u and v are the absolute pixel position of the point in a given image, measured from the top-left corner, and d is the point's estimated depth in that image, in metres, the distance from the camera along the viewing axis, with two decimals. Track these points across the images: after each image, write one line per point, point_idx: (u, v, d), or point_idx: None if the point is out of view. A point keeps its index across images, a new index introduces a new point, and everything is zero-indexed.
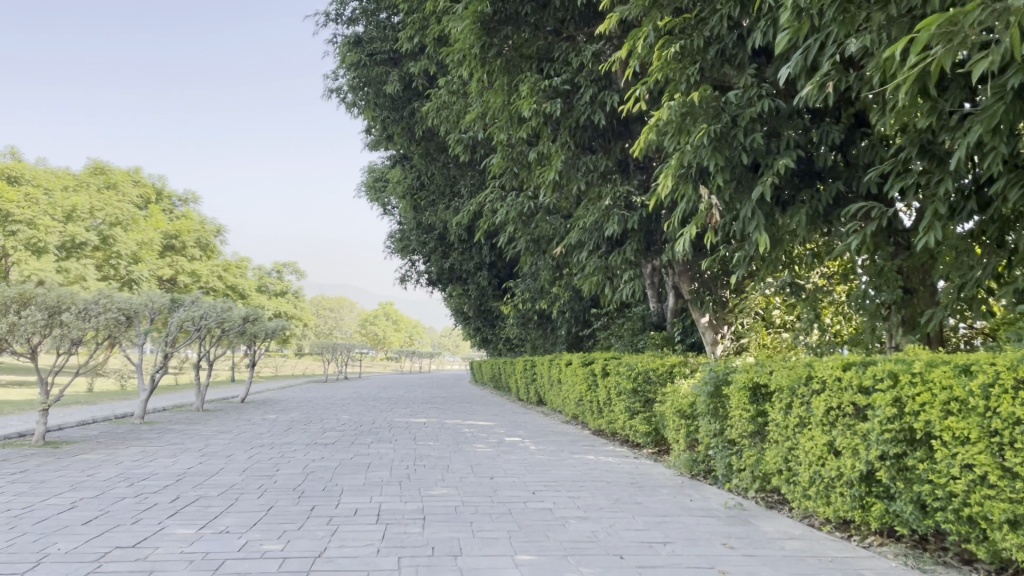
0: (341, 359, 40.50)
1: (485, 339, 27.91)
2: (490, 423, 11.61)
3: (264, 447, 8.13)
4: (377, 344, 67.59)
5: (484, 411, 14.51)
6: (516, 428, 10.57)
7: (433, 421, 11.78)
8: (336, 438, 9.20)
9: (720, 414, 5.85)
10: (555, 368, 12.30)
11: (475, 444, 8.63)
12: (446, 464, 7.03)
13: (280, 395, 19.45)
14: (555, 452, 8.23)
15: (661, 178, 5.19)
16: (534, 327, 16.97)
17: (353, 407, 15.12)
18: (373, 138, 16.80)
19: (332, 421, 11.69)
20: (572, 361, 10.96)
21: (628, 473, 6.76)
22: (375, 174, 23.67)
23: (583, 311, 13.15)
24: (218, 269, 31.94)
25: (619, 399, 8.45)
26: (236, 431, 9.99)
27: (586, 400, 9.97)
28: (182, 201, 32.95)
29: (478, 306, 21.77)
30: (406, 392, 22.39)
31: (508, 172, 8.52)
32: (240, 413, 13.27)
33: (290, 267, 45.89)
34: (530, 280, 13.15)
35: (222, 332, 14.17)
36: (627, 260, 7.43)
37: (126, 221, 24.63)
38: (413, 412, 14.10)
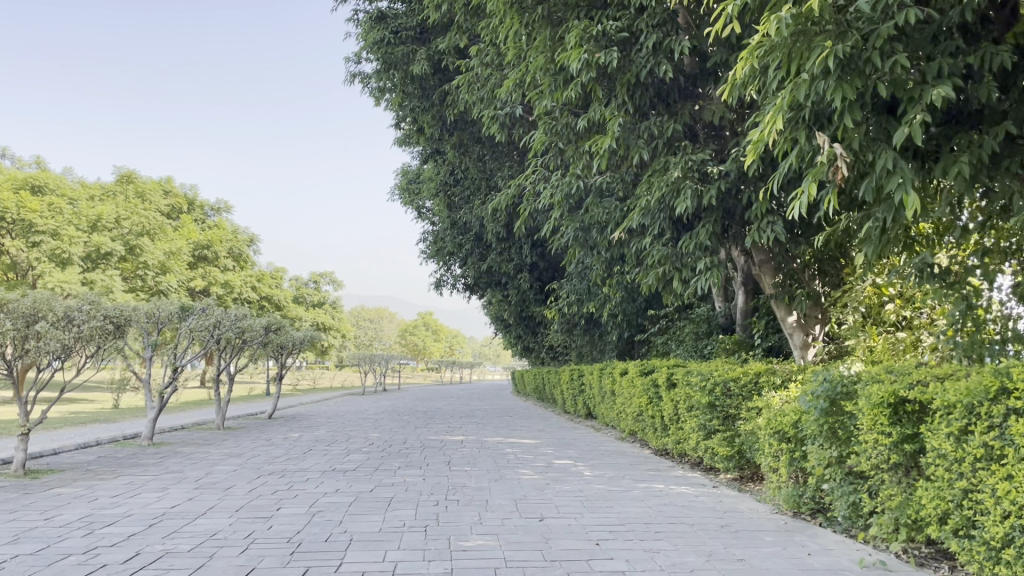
0: (379, 371, 39.59)
1: (527, 348, 26.68)
2: (535, 441, 10.31)
3: (272, 476, 6.95)
4: (416, 355, 66.79)
5: (529, 426, 13.23)
6: (564, 448, 9.26)
7: (472, 440, 10.52)
8: (360, 463, 8.01)
9: (839, 437, 4.52)
10: (607, 377, 11.00)
11: (519, 469, 7.35)
12: (485, 497, 5.77)
13: (311, 410, 18.42)
14: (614, 478, 6.91)
15: (764, 125, 3.90)
16: (580, 333, 15.71)
17: (387, 423, 13.93)
18: (403, 132, 15.73)
19: (360, 439, 10.52)
20: (627, 371, 9.65)
21: (712, 509, 5.42)
22: (409, 176, 22.68)
23: (636, 313, 11.85)
24: (251, 280, 31.22)
25: (690, 416, 7.13)
26: (249, 454, 8.85)
27: (647, 416, 8.63)
28: (216, 211, 32.40)
29: (518, 312, 20.55)
30: (445, 405, 21.24)
31: (552, 149, 7.28)
32: (263, 431, 12.19)
33: (328, 278, 45.24)
34: (577, 281, 11.87)
35: (244, 344, 13.13)
36: (702, 246, 6.07)
37: (155, 232, 23.92)
38: (450, 428, 12.87)
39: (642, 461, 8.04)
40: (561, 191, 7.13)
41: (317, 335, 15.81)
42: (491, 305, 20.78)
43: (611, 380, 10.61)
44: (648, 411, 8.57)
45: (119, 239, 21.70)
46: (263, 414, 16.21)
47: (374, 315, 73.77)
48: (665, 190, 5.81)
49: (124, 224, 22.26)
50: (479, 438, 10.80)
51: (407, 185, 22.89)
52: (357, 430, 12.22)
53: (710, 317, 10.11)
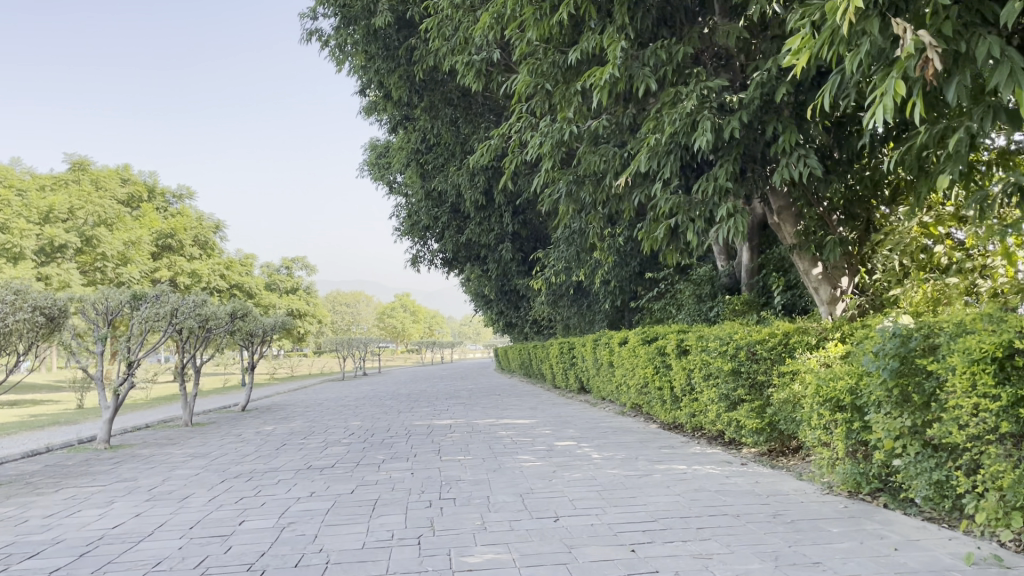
0: (358, 356, 38.65)
1: (509, 323, 25.89)
2: (530, 421, 9.50)
3: (238, 480, 6.07)
4: (395, 337, 65.88)
5: (519, 405, 12.45)
6: (564, 428, 8.45)
7: (460, 424, 9.69)
8: (339, 457, 7.14)
9: (914, 403, 3.75)
10: (603, 348, 10.20)
11: (519, 456, 6.52)
12: (484, 493, 4.93)
13: (287, 399, 17.49)
14: (627, 460, 6.11)
15: (829, 12, 3.05)
16: (567, 304, 14.92)
17: (368, 409, 13.06)
18: (369, 99, 14.74)
19: (339, 430, 9.65)
20: (627, 339, 8.86)
21: (751, 493, 4.63)
22: (377, 150, 21.67)
23: (629, 277, 11.04)
24: (219, 268, 30.07)
25: (708, 386, 6.34)
26: (215, 454, 7.95)
27: (653, 389, 7.84)
28: (178, 197, 31.13)
29: (499, 285, 19.70)
30: (428, 386, 20.39)
31: (539, 92, 6.40)
32: (234, 426, 11.28)
33: (300, 263, 44.10)
34: (565, 246, 11.01)
35: (209, 332, 12.17)
36: (722, 189, 5.26)
37: (114, 221, 22.67)
38: (436, 412, 12.04)
39: (653, 438, 7.24)
40: (551, 139, 6.27)
41: (288, 320, 14.88)
42: (470, 280, 19.91)
43: (607, 352, 9.80)
44: (654, 383, 7.79)
45: (75, 231, 20.38)
46: (236, 406, 15.27)
47: (350, 300, 72.55)
48: (678, 124, 4.97)
49: (79, 214, 20.92)
50: (469, 421, 9.97)
51: (377, 159, 21.85)
52: (336, 419, 11.33)
53: (713, 278, 9.29)
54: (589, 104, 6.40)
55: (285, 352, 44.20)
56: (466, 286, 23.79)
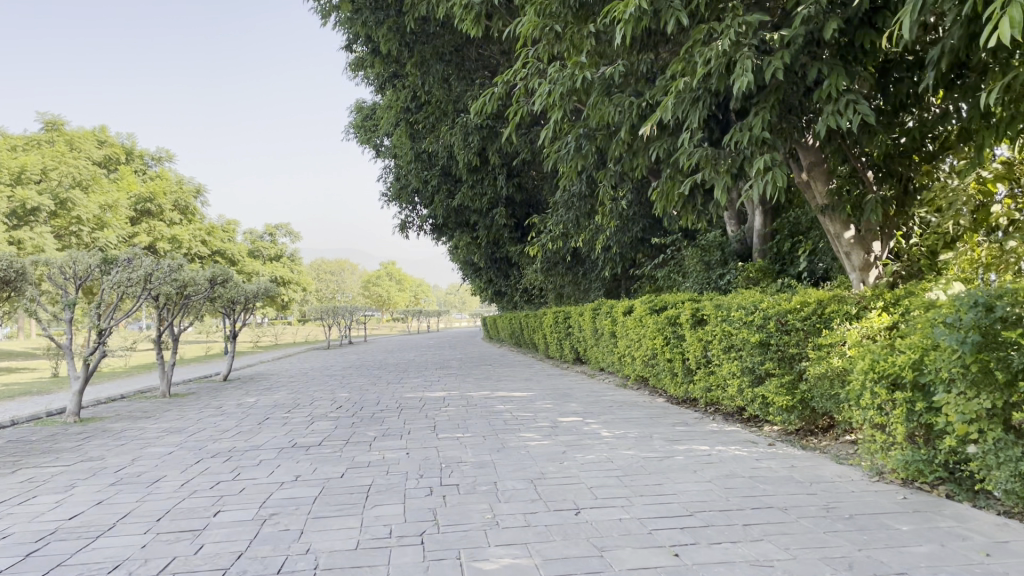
0: (343, 324, 38.05)
1: (499, 292, 25.35)
2: (528, 394, 8.99)
3: (215, 460, 5.52)
4: (381, 306, 65.25)
5: (514, 376, 11.97)
6: (566, 402, 7.94)
7: (454, 397, 9.18)
8: (326, 434, 6.60)
9: (997, 382, 3.24)
10: (605, 318, 9.67)
11: (523, 433, 6.00)
12: (490, 478, 4.42)
13: (271, 369, 16.91)
14: (642, 439, 5.60)
15: None
16: (562, 272, 14.38)
17: (356, 380, 12.50)
18: (356, 55, 14.01)
19: (325, 402, 9.10)
20: (633, 308, 8.33)
21: (791, 481, 4.13)
22: (363, 112, 20.92)
23: (631, 243, 10.49)
24: (200, 234, 29.25)
25: (729, 359, 5.84)
26: (192, 429, 7.38)
27: (663, 361, 7.33)
28: (156, 160, 30.18)
29: (489, 252, 19.12)
30: (415, 356, 19.84)
31: (548, 34, 5.77)
32: (215, 397, 10.72)
33: (283, 229, 43.27)
34: (564, 210, 10.41)
35: (187, 298, 11.53)
36: (758, 139, 4.70)
37: (88, 183, 21.74)
38: (427, 383, 11.52)
39: (664, 414, 6.75)
40: (561, 86, 5.66)
41: (271, 287, 14.22)
42: (459, 247, 19.32)
43: (609, 321, 9.26)
44: (664, 355, 7.28)
45: (47, 193, 19.44)
46: (217, 376, 14.63)
47: (335, 268, 71.65)
48: (713, 63, 4.39)
49: (52, 175, 19.95)
50: (463, 394, 9.44)
51: (363, 122, 21.08)
52: (322, 391, 10.77)
53: (723, 244, 8.73)
54: (602, 48, 5.80)
55: (269, 320, 43.48)
56: (455, 253, 23.19)
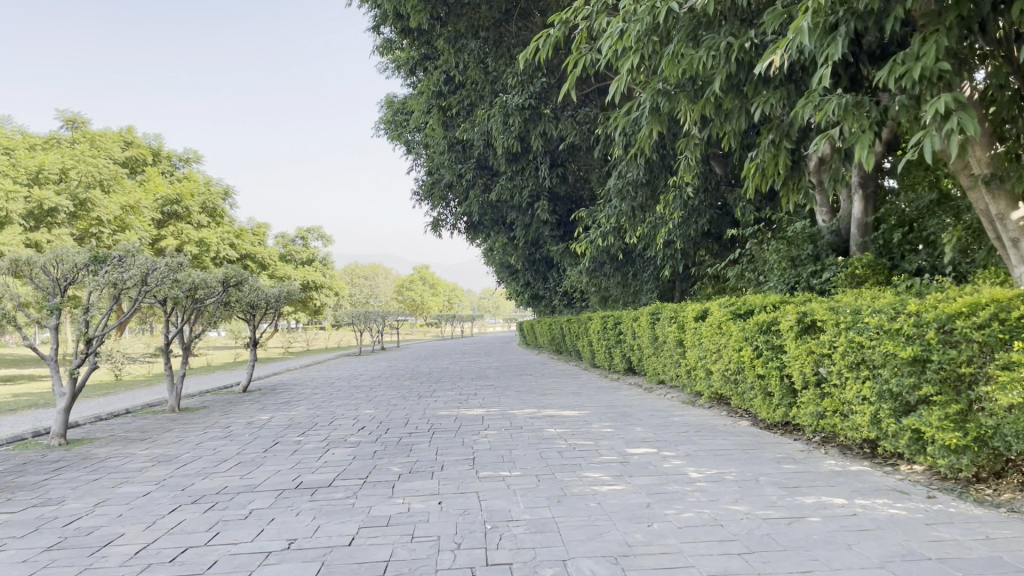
0: (376, 329, 37.08)
1: (537, 296, 24.10)
2: (582, 414, 7.68)
3: (195, 509, 4.30)
4: (413, 310, 64.36)
5: (560, 389, 10.69)
6: (630, 426, 6.63)
7: (495, 416, 7.91)
8: (341, 468, 5.36)
9: None
10: (668, 325, 8.36)
11: (587, 471, 4.72)
12: (558, 553, 3.12)
13: (296, 378, 15.81)
14: (747, 485, 4.28)
15: None
16: (609, 273, 13.08)
17: (385, 393, 11.28)
18: (386, 36, 12.85)
19: (346, 422, 7.88)
20: (708, 313, 7.04)
21: (1008, 571, 2.79)
22: (395, 106, 19.84)
23: (696, 238, 9.17)
24: (228, 236, 28.38)
25: (858, 379, 4.52)
26: (184, 458, 6.19)
27: (751, 379, 6.01)
28: (184, 161, 29.40)
29: (527, 251, 17.88)
30: (449, 364, 18.64)
31: None
32: (227, 413, 9.56)
33: (316, 233, 42.47)
34: (618, 200, 9.12)
35: (199, 302, 10.39)
36: (930, 75, 3.37)
37: (109, 182, 20.79)
38: (463, 398, 10.28)
39: (759, 448, 5.40)
40: (641, 22, 4.35)
41: (294, 290, 13.06)
42: (495, 247, 18.13)
43: (675, 329, 7.94)
44: (753, 370, 5.97)
45: (65, 192, 18.48)
46: (236, 387, 13.49)
47: (369, 271, 70.79)
48: None
49: (71, 174, 18.98)
50: (506, 413, 8.15)
51: (394, 116, 19.95)
52: (346, 406, 9.57)
53: (815, 236, 7.35)
54: None
55: (300, 324, 42.65)
56: (490, 254, 21.98)
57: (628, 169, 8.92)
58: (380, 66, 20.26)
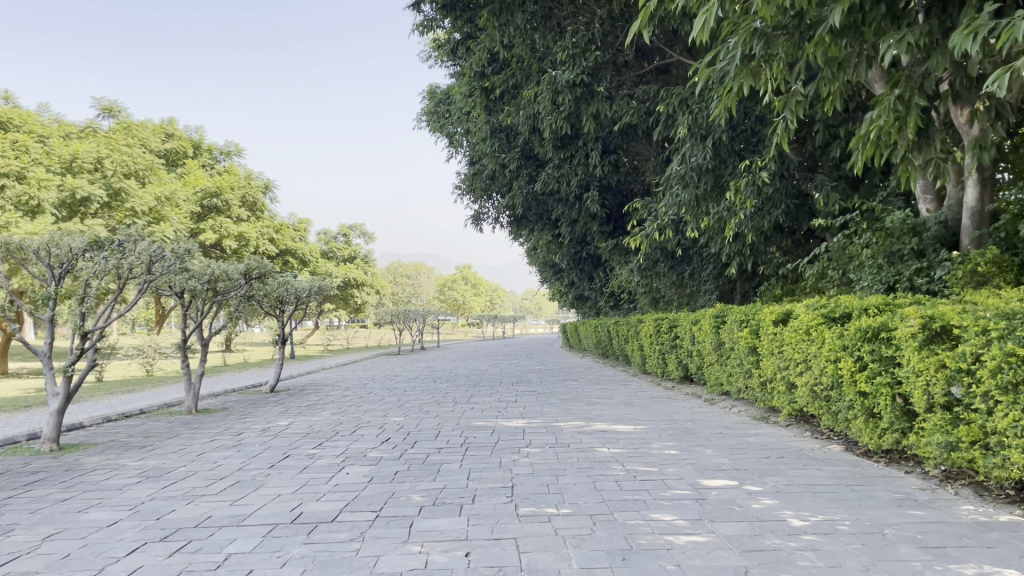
0: (416, 328, 36.41)
1: (581, 296, 23.09)
2: (638, 430, 6.68)
3: (161, 550, 3.41)
4: (455, 309, 63.78)
5: (609, 398, 9.72)
6: (697, 448, 5.62)
7: (537, 430, 6.96)
8: (352, 494, 4.47)
9: None
10: (737, 329, 7.34)
11: (656, 513, 3.74)
12: None
13: (328, 378, 15.07)
14: (871, 542, 3.25)
15: None
16: (663, 272, 12.09)
17: (417, 398, 10.41)
18: (427, 14, 12.00)
19: (370, 432, 7.00)
20: (790, 316, 5.98)
21: None
22: (437, 97, 19.04)
23: (768, 231, 8.12)
24: (268, 231, 27.89)
25: (1015, 403, 3.46)
26: (177, 474, 5.36)
27: (851, 396, 4.96)
28: (226, 154, 29.05)
29: (573, 248, 16.90)
30: (489, 366, 17.75)
31: None
32: (244, 418, 8.77)
33: (358, 230, 42.01)
34: (680, 187, 8.09)
35: (219, 295, 9.64)
36: None
37: (145, 173, 20.34)
38: (502, 405, 9.36)
39: (868, 485, 4.35)
40: None
41: (325, 285, 12.27)
42: (539, 244, 17.19)
43: (747, 333, 6.90)
44: (853, 387, 4.92)
45: (100, 182, 18.03)
46: (263, 387, 12.77)
47: (411, 270, 70.49)
48: None
49: (106, 164, 18.54)
50: (550, 425, 7.19)
51: (435, 107, 19.13)
52: (373, 412, 8.70)
53: (919, 228, 6.25)
54: None
55: (341, 322, 42.26)
56: (534, 252, 21.06)
57: (692, 152, 7.91)
58: (423, 55, 19.48)
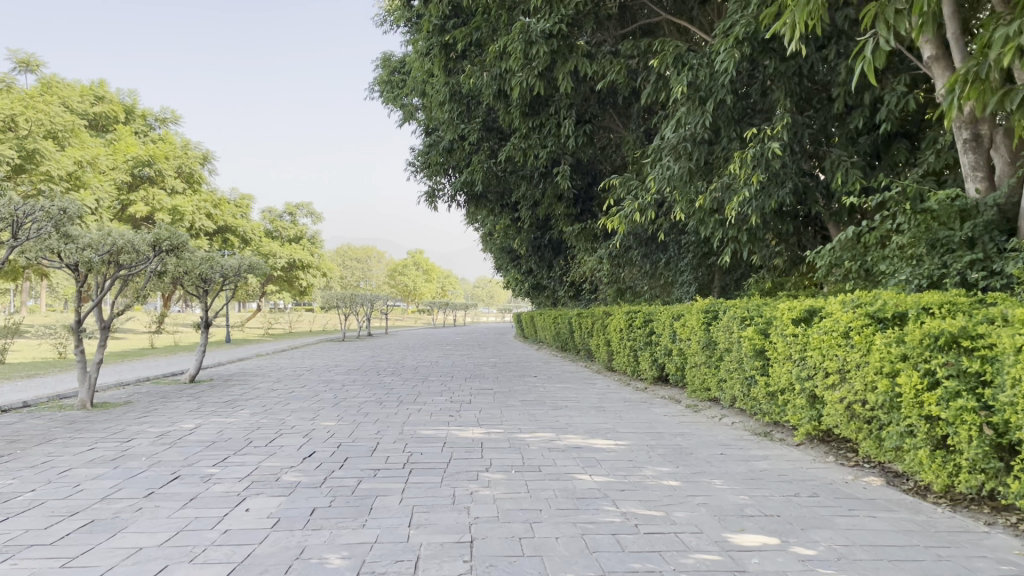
0: (364, 313, 34.89)
1: (538, 285, 21.93)
2: (621, 446, 5.49)
3: None
4: (406, 295, 62.19)
5: (576, 400, 8.55)
6: (703, 479, 4.45)
7: (495, 442, 5.73)
8: (243, 549, 3.16)
9: None
10: (737, 328, 6.21)
11: None
12: None
13: (259, 367, 13.60)
14: None
15: None
16: (636, 260, 11.02)
17: (357, 395, 9.07)
18: None
19: (290, 443, 5.68)
20: (817, 314, 4.85)
21: None
22: (391, 66, 17.63)
23: (770, 214, 7.01)
24: (205, 206, 26.05)
25: None
26: (15, 505, 3.97)
27: (909, 421, 3.84)
28: (161, 122, 27.12)
29: (534, 232, 15.70)
30: (439, 357, 16.48)
31: None
32: (145, 417, 7.34)
33: (305, 210, 40.22)
34: (671, 159, 6.95)
35: (122, 270, 8.17)
36: None
37: (63, 134, 18.43)
38: (453, 406, 8.12)
39: (953, 547, 3.21)
40: None
41: (254, 263, 10.85)
42: (497, 227, 15.97)
43: (751, 334, 5.78)
44: (916, 407, 3.79)
45: (11, 141, 16.13)
46: (182, 376, 11.29)
47: (361, 253, 68.61)
48: None
49: (20, 123, 16.63)
50: (512, 437, 5.97)
51: (388, 76, 17.70)
52: (301, 413, 7.36)
53: (968, 212, 5.18)
54: None
55: (284, 305, 40.42)
56: (490, 237, 19.81)
57: (687, 118, 6.73)
58: (377, 19, 18.01)
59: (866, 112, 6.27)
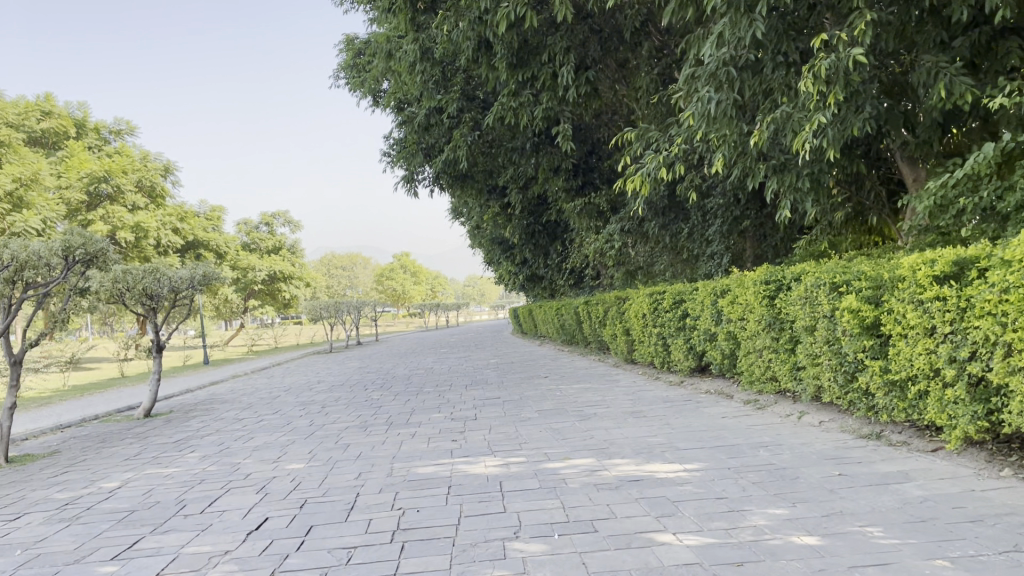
0: (352, 320, 33.25)
1: (534, 275, 20.36)
2: (695, 475, 3.91)
3: None
4: (395, 300, 60.52)
5: (602, 404, 7.00)
6: (851, 529, 2.88)
7: (516, 479, 4.14)
8: None
9: None
10: (825, 297, 4.69)
11: None
12: None
13: (231, 391, 11.95)
14: None
15: None
16: (652, 234, 9.51)
17: (338, 419, 7.48)
18: None
19: (235, 506, 4.08)
20: (981, 263, 3.32)
21: None
22: (355, 49, 16.03)
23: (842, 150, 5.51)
24: (171, 220, 24.35)
25: None
26: None
27: None
28: (117, 136, 25.41)
29: (527, 216, 14.14)
30: (434, 363, 14.87)
31: None
32: (62, 474, 5.70)
33: (282, 219, 38.50)
34: (712, 90, 5.43)
35: (29, 291, 6.53)
36: None
37: (1, 150, 16.70)
38: (454, 425, 6.52)
39: None
40: None
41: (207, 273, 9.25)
42: (485, 215, 14.42)
43: (853, 304, 4.28)
44: None
45: None
46: (134, 412, 9.65)
47: (346, 261, 66.84)
48: None
49: None
50: (539, 469, 4.39)
51: (353, 59, 16.05)
52: (263, 454, 5.74)
53: None
54: None
55: (269, 319, 38.66)
56: (480, 229, 18.24)
57: (731, 33, 5.21)
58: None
59: (968, 0, 4.74)
